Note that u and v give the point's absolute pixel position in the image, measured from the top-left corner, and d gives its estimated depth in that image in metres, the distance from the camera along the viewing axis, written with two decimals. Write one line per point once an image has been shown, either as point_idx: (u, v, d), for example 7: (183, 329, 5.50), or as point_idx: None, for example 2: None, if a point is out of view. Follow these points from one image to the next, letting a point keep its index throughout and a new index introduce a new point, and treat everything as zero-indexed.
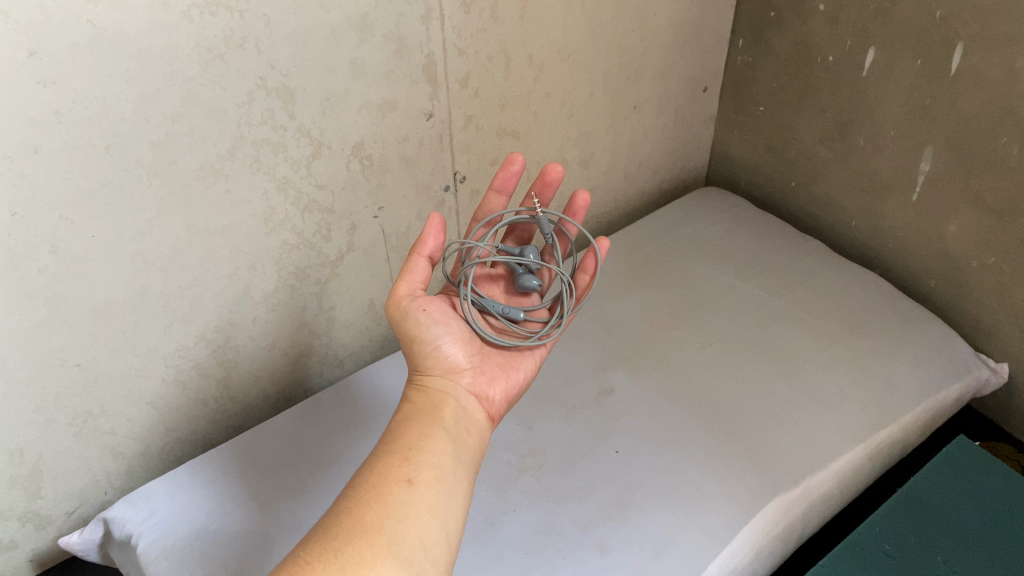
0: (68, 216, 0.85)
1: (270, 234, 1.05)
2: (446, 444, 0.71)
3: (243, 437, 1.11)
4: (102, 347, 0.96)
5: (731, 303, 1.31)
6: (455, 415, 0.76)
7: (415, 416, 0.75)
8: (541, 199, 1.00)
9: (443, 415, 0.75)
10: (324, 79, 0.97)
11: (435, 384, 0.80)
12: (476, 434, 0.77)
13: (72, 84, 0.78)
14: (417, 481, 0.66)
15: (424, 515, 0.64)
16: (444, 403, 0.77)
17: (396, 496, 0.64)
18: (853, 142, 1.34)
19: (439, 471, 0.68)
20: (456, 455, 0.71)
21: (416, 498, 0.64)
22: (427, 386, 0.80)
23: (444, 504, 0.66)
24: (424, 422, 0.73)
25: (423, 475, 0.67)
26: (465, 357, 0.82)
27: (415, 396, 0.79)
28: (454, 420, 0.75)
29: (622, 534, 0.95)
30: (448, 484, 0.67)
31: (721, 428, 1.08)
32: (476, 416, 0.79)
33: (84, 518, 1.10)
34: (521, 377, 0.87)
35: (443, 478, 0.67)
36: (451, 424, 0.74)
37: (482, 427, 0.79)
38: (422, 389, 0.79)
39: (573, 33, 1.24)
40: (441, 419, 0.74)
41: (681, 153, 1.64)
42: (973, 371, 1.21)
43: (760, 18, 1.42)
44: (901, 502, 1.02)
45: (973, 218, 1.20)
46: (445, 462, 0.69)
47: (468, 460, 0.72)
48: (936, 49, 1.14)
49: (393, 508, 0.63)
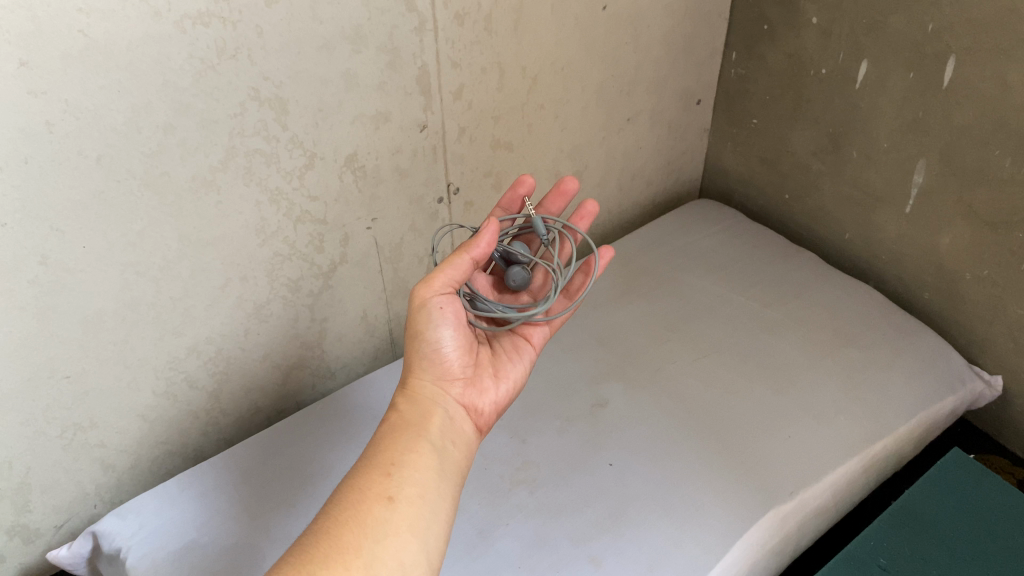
0: (59, 227, 0.84)
1: (263, 246, 1.04)
2: (431, 458, 0.70)
3: (235, 449, 1.10)
4: (93, 359, 0.96)
5: (724, 315, 1.31)
6: (442, 426, 0.75)
7: (402, 425, 0.74)
8: (549, 207, 1.02)
9: (429, 426, 0.74)
10: (318, 90, 0.97)
11: (425, 390, 0.78)
12: (462, 447, 0.76)
13: (62, 94, 0.77)
14: (398, 498, 0.65)
15: (404, 536, 0.63)
16: (432, 413, 0.76)
17: (376, 515, 0.64)
18: (847, 155, 1.34)
19: (421, 488, 0.67)
20: (441, 471, 0.70)
21: (396, 518, 0.64)
22: (416, 391, 0.78)
23: (426, 523, 0.65)
24: (410, 434, 0.72)
25: (406, 492, 0.66)
26: (460, 365, 0.81)
27: (404, 400, 0.78)
28: (440, 432, 0.74)
29: (616, 547, 0.94)
30: (430, 503, 0.66)
31: (716, 441, 1.08)
32: (462, 428, 0.78)
33: (73, 532, 1.08)
34: (509, 388, 0.86)
35: (425, 494, 0.67)
36: (437, 436, 0.73)
37: (468, 439, 0.78)
38: (411, 395, 0.78)
39: (567, 45, 1.24)
40: (428, 430, 0.73)
41: (675, 165, 1.64)
42: (967, 384, 1.21)
43: (753, 30, 1.43)
44: (896, 515, 1.01)
45: (967, 230, 1.20)
46: (429, 478, 0.68)
47: (453, 475, 0.72)
48: (928, 62, 1.15)
49: (372, 527, 0.63)
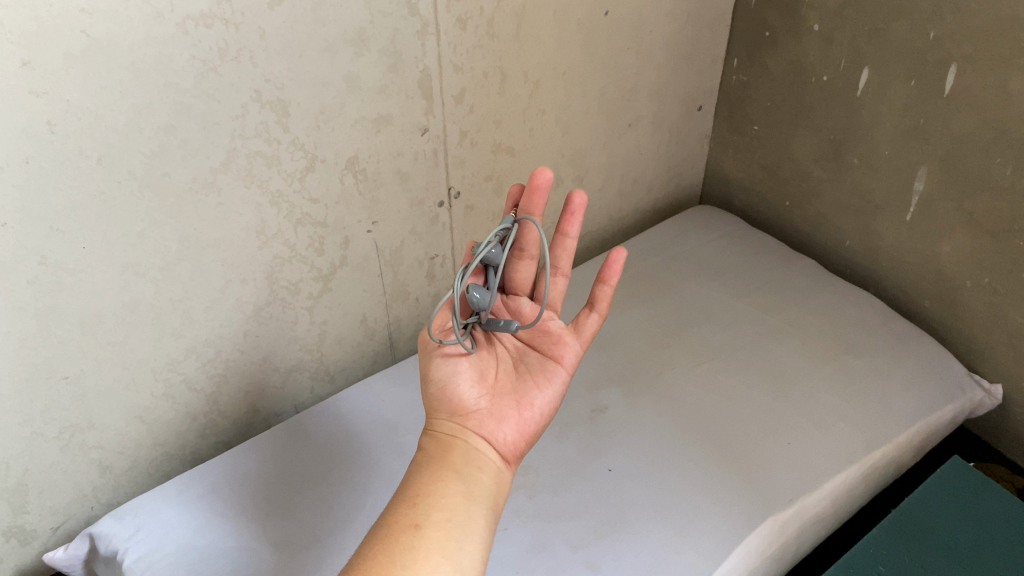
0: (60, 227, 0.84)
1: (263, 247, 1.04)
2: (456, 486, 0.69)
3: (234, 453, 1.10)
4: (92, 360, 0.95)
5: (724, 322, 1.31)
6: (466, 455, 0.73)
7: (423, 463, 0.72)
8: (531, 208, 0.85)
9: (451, 457, 0.73)
10: (319, 93, 0.97)
11: (445, 427, 0.77)
12: (492, 472, 0.74)
13: (65, 95, 0.77)
14: (425, 524, 0.64)
15: (435, 559, 0.61)
16: (454, 445, 0.74)
17: (404, 543, 0.62)
18: (848, 162, 1.34)
19: (449, 512, 0.65)
20: (469, 495, 0.68)
21: (426, 543, 0.62)
22: (437, 431, 0.77)
23: (457, 544, 0.63)
24: (431, 467, 0.71)
25: (432, 518, 0.64)
26: (478, 396, 0.79)
27: (426, 442, 0.76)
28: (464, 460, 0.73)
29: (614, 553, 0.94)
30: (460, 525, 0.65)
31: (715, 448, 1.07)
32: (491, 453, 0.76)
33: (70, 534, 1.08)
34: (544, 407, 0.83)
35: (454, 518, 0.65)
36: (461, 465, 0.72)
37: (498, 465, 0.75)
38: (434, 436, 0.77)
39: (569, 50, 1.24)
40: (450, 462, 0.72)
41: (676, 171, 1.64)
42: (967, 392, 1.21)
43: (754, 37, 1.43)
44: (895, 523, 1.01)
45: (968, 238, 1.20)
46: (454, 502, 0.67)
47: (483, 496, 0.69)
48: (929, 70, 1.15)
49: (401, 555, 0.61)
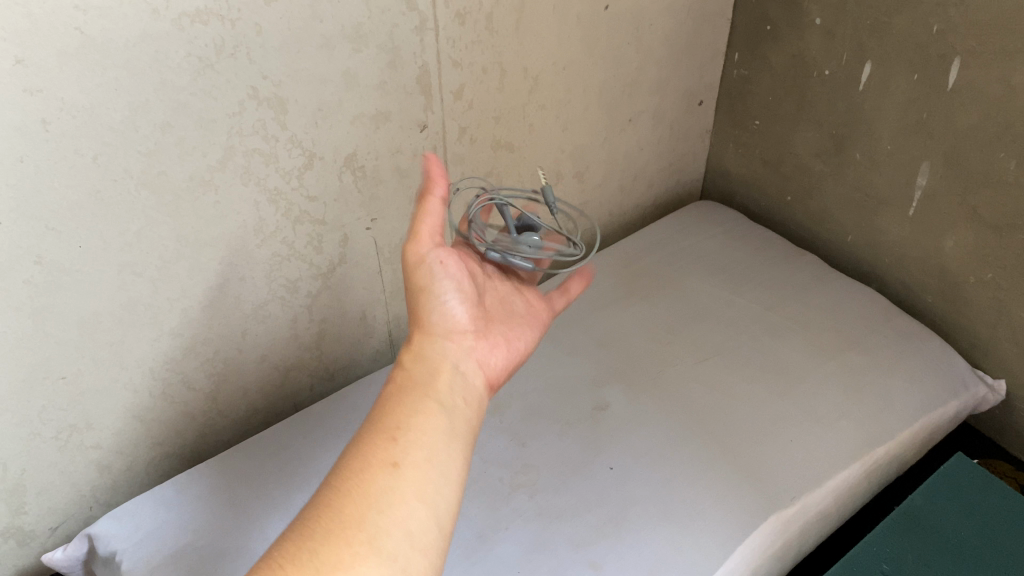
0: (55, 226, 0.83)
1: (261, 246, 1.03)
2: (439, 420, 0.66)
3: (232, 451, 1.09)
4: (89, 360, 0.95)
5: (726, 318, 1.30)
6: (451, 384, 0.71)
7: (406, 386, 0.69)
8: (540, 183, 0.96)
9: (436, 386, 0.69)
10: (316, 90, 0.96)
11: (432, 349, 0.74)
12: (474, 404, 0.71)
13: (59, 93, 0.77)
14: (405, 463, 0.61)
15: (410, 503, 0.58)
16: (441, 370, 0.71)
17: (381, 483, 0.59)
18: (850, 157, 1.33)
19: (429, 451, 0.63)
20: (451, 431, 0.65)
21: (401, 484, 0.59)
22: (423, 350, 0.74)
23: (434, 488, 0.60)
24: (416, 393, 0.68)
25: (410, 456, 0.61)
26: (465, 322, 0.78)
27: (411, 360, 0.73)
28: (448, 390, 0.70)
29: (617, 552, 0.93)
30: (439, 466, 0.62)
31: (717, 445, 1.07)
32: (474, 383, 0.73)
33: (68, 534, 1.07)
34: (519, 348, 0.83)
35: (434, 458, 0.62)
36: (445, 394, 0.69)
37: (480, 396, 0.73)
38: (418, 354, 0.74)
39: (569, 45, 1.23)
40: (434, 391, 0.69)
41: (677, 166, 1.62)
42: (970, 388, 1.20)
43: (755, 31, 1.42)
44: (899, 521, 1.00)
45: (971, 233, 1.19)
46: (436, 440, 0.64)
47: (462, 432, 0.67)
48: (933, 64, 1.14)
49: (376, 496, 0.58)
